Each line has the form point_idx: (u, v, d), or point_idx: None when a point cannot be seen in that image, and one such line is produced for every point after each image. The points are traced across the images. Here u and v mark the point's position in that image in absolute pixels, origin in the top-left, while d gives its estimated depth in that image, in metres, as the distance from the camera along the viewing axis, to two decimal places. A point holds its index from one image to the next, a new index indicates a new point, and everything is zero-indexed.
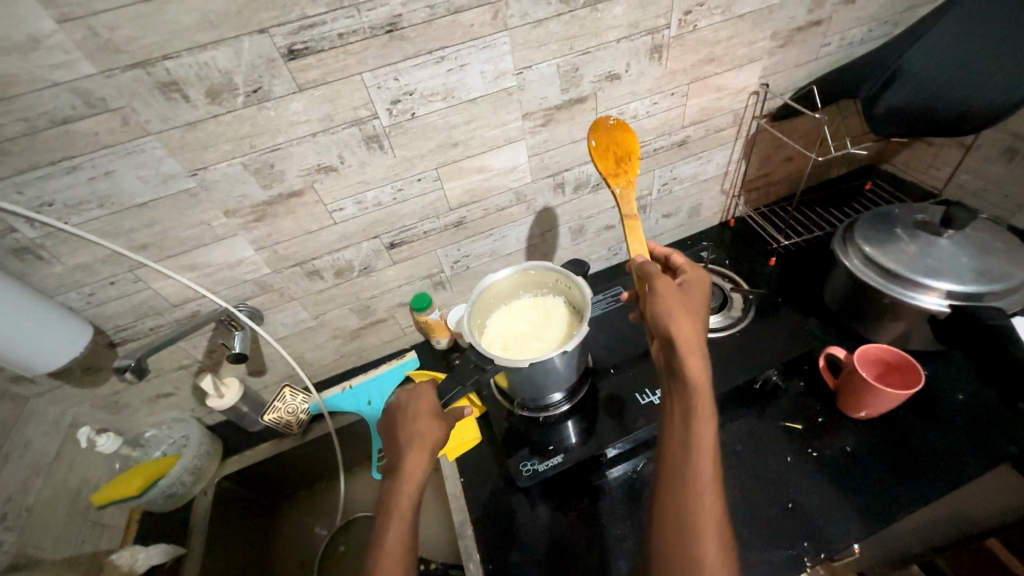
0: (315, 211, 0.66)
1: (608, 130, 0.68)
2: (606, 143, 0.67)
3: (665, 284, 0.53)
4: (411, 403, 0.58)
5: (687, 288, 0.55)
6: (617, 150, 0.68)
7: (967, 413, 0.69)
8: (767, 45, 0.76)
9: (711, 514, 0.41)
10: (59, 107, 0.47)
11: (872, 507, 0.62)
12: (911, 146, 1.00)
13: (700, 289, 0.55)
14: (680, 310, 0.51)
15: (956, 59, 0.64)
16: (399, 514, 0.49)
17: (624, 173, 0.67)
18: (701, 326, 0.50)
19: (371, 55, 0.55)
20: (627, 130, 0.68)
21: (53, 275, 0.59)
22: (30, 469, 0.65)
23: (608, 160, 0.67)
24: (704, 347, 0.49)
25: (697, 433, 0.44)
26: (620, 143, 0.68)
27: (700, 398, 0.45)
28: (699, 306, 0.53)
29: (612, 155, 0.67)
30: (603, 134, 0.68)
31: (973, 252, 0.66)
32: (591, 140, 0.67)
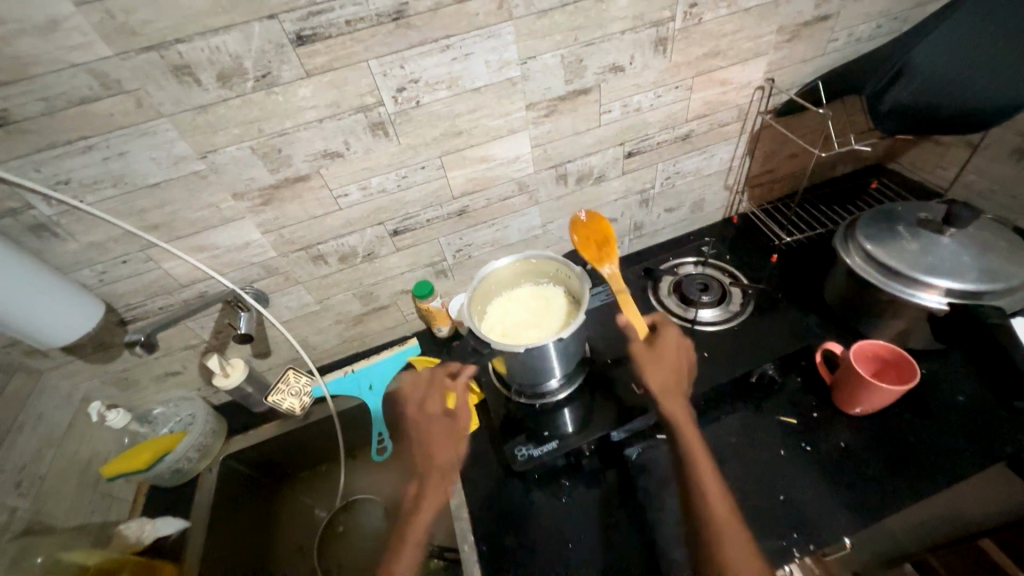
0: (321, 196, 0.67)
1: (585, 224, 0.77)
2: (587, 235, 0.76)
3: (641, 347, 0.73)
4: (425, 426, 0.76)
5: (659, 344, 0.72)
6: (597, 238, 0.76)
7: (961, 410, 0.69)
8: (773, 39, 0.76)
9: (722, 508, 0.59)
10: (76, 88, 0.49)
11: (862, 501, 0.63)
12: (918, 145, 0.99)
13: (674, 340, 0.72)
14: (650, 363, 0.71)
15: (965, 55, 0.64)
16: (416, 515, 0.69)
17: (607, 257, 0.75)
18: (681, 374, 0.69)
19: (378, 42, 0.56)
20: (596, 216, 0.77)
21: (68, 253, 0.61)
22: (42, 440, 0.67)
23: (590, 246, 0.75)
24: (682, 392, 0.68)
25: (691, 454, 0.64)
26: (596, 230, 0.76)
27: (686, 431, 0.65)
28: (670, 355, 0.71)
29: (593, 242, 0.75)
30: (581, 229, 0.77)
31: (975, 251, 0.66)
32: (574, 241, 0.75)
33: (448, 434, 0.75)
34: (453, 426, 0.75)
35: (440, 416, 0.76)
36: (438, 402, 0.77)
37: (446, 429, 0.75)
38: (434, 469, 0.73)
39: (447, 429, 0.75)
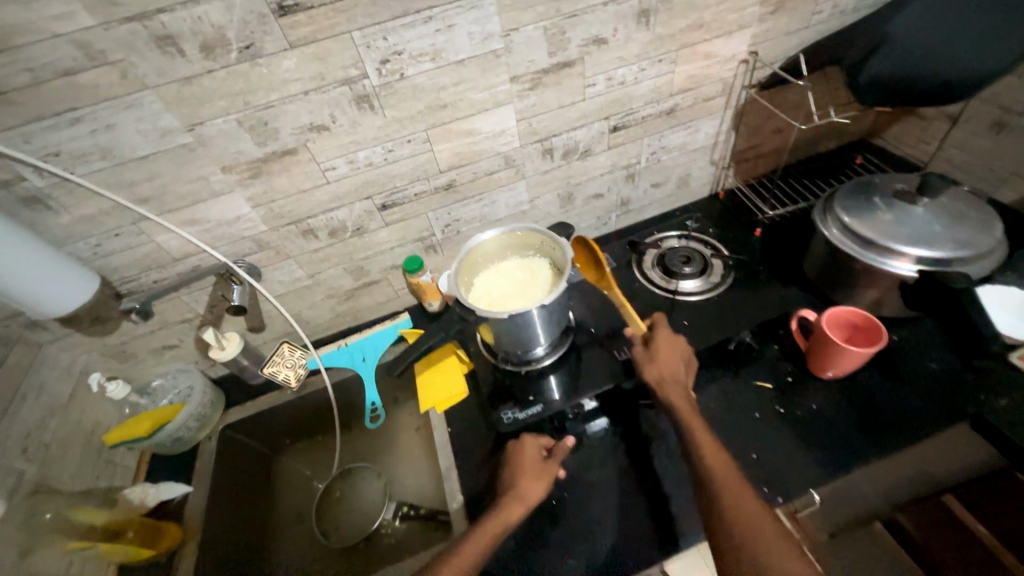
0: (309, 170, 0.68)
1: (581, 247, 0.76)
2: (585, 257, 0.77)
3: (638, 350, 0.68)
4: (518, 460, 0.66)
5: (655, 342, 0.67)
6: (592, 262, 0.75)
7: (929, 374, 0.73)
8: (757, 11, 0.76)
9: (728, 474, 0.54)
10: (61, 59, 0.50)
11: (830, 459, 0.66)
12: (903, 120, 1.00)
13: (670, 339, 0.68)
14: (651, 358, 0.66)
15: (941, 25, 0.64)
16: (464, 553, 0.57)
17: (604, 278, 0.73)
18: (680, 369, 0.66)
19: (360, 13, 0.56)
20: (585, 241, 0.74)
21: (62, 225, 0.62)
22: (46, 409, 0.70)
23: (587, 272, 0.77)
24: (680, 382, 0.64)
25: (691, 431, 0.59)
26: (590, 255, 0.74)
27: (686, 413, 0.61)
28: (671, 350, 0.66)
29: (591, 266, 0.76)
30: (579, 250, 0.77)
31: (947, 220, 0.68)
32: (576, 260, 0.79)
33: (540, 477, 0.64)
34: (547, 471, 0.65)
35: (534, 456, 0.66)
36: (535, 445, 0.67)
37: (541, 473, 0.65)
38: (512, 507, 0.61)
39: (543, 471, 0.65)
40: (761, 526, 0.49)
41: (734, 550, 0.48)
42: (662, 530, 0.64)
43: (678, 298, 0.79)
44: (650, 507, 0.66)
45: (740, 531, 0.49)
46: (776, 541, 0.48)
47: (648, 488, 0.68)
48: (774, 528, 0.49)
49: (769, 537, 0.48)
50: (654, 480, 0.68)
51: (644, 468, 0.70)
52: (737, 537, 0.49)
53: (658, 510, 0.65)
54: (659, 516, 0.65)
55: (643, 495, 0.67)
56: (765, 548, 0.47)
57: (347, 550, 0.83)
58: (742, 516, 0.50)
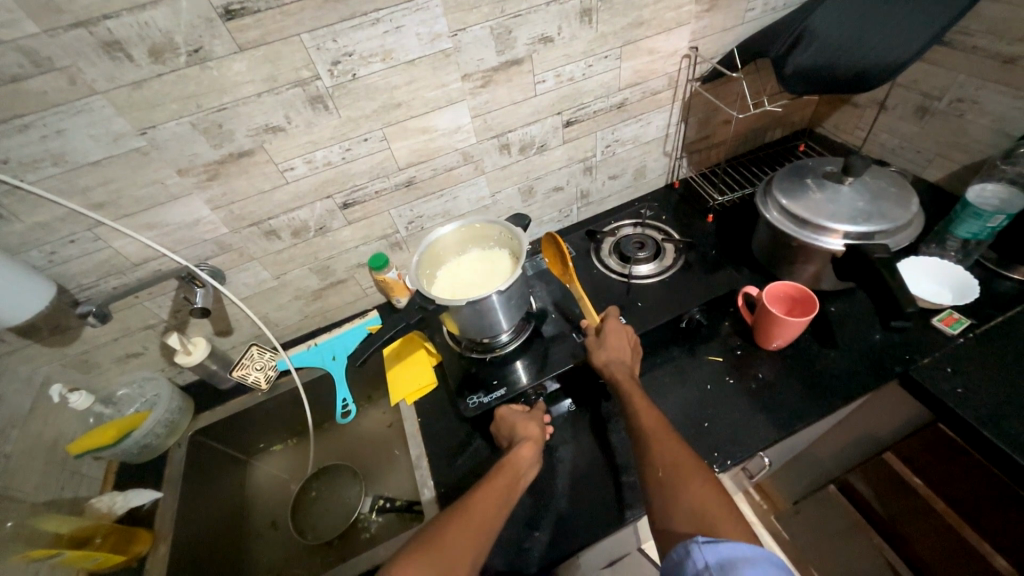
0: (268, 171, 0.70)
1: (548, 244, 0.79)
2: (553, 253, 0.80)
3: (589, 339, 0.71)
4: (510, 418, 0.70)
5: (604, 329, 0.71)
6: (558, 258, 0.78)
7: (864, 341, 0.78)
8: (693, 9, 0.81)
9: (658, 430, 0.57)
10: (6, 66, 0.50)
11: (777, 422, 0.71)
12: (839, 109, 1.07)
13: (617, 323, 0.71)
14: (598, 344, 0.70)
15: (849, 23, 0.71)
16: (484, 494, 0.56)
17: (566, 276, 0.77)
18: (626, 348, 0.69)
19: (307, 16, 0.58)
20: (549, 238, 0.77)
21: (13, 233, 0.62)
22: (6, 421, 0.69)
23: (556, 268, 0.80)
24: (623, 359, 0.68)
25: (629, 397, 0.63)
26: (555, 251, 0.77)
27: (626, 384, 0.65)
28: (617, 334, 0.70)
29: (558, 262, 0.79)
30: (548, 249, 0.80)
31: (869, 198, 0.73)
32: (546, 258, 0.83)
33: (532, 420, 0.69)
34: (535, 414, 0.71)
35: (518, 409, 0.71)
36: (514, 400, 0.73)
37: (531, 416, 0.70)
38: (525, 446, 0.64)
39: (532, 415, 0.70)
40: (681, 467, 0.52)
41: (658, 491, 0.51)
42: (623, 498, 0.67)
43: (633, 280, 0.83)
44: (611, 478, 0.69)
45: (664, 474, 0.52)
46: (694, 477, 0.50)
47: (609, 462, 0.71)
48: (694, 467, 0.51)
49: (687, 475, 0.51)
50: (614, 454, 0.72)
51: (605, 444, 0.73)
52: (660, 481, 0.52)
53: (619, 481, 0.69)
54: (621, 485, 0.68)
55: (605, 468, 0.71)
56: (684, 485, 0.50)
57: (322, 546, 0.84)
58: (666, 460, 0.53)
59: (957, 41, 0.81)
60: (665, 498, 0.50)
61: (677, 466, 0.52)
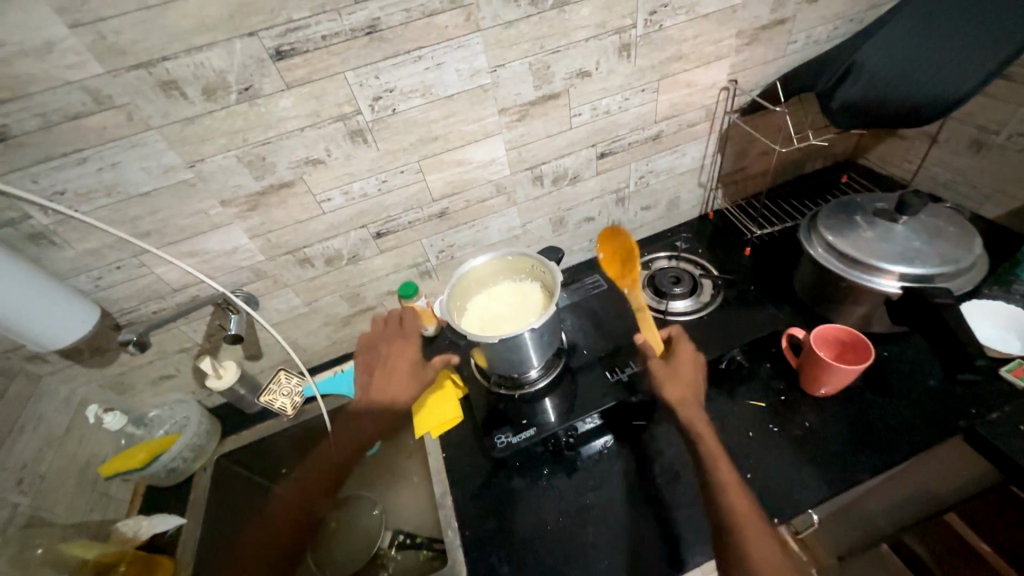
0: (305, 201, 0.70)
1: (612, 241, 0.86)
2: (613, 250, 0.87)
3: (658, 364, 0.72)
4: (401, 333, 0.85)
5: (675, 357, 0.73)
6: (621, 254, 0.85)
7: (922, 389, 0.73)
8: (733, 42, 0.80)
9: (743, 508, 0.58)
10: (70, 104, 0.53)
11: (829, 478, 0.66)
12: (885, 140, 1.03)
13: (689, 351, 0.73)
14: (667, 376, 0.71)
15: (905, 57, 0.68)
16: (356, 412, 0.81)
17: (630, 274, 0.82)
18: (697, 379, 0.71)
19: (353, 55, 0.59)
20: (619, 233, 0.83)
21: (65, 259, 0.64)
22: (43, 441, 0.70)
23: (614, 265, 0.87)
24: (693, 389, 0.70)
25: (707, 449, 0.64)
26: (619, 249, 0.85)
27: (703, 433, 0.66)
28: (689, 368, 0.72)
29: (617, 260, 0.86)
30: (609, 245, 0.87)
31: (926, 237, 0.69)
32: (602, 254, 0.89)
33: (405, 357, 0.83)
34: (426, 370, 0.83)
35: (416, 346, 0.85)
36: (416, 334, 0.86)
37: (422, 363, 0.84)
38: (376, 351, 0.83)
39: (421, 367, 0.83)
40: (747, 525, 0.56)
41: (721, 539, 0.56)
42: (660, 553, 0.62)
43: (669, 316, 0.81)
44: (647, 530, 0.65)
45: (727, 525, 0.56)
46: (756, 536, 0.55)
47: (644, 512, 0.66)
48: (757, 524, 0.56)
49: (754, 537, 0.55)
50: (650, 504, 0.67)
51: (638, 491, 0.69)
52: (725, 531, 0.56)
53: (656, 535, 0.64)
54: (659, 539, 0.64)
55: (640, 518, 0.66)
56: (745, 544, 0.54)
57: None
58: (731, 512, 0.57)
59: (1017, 74, 0.77)
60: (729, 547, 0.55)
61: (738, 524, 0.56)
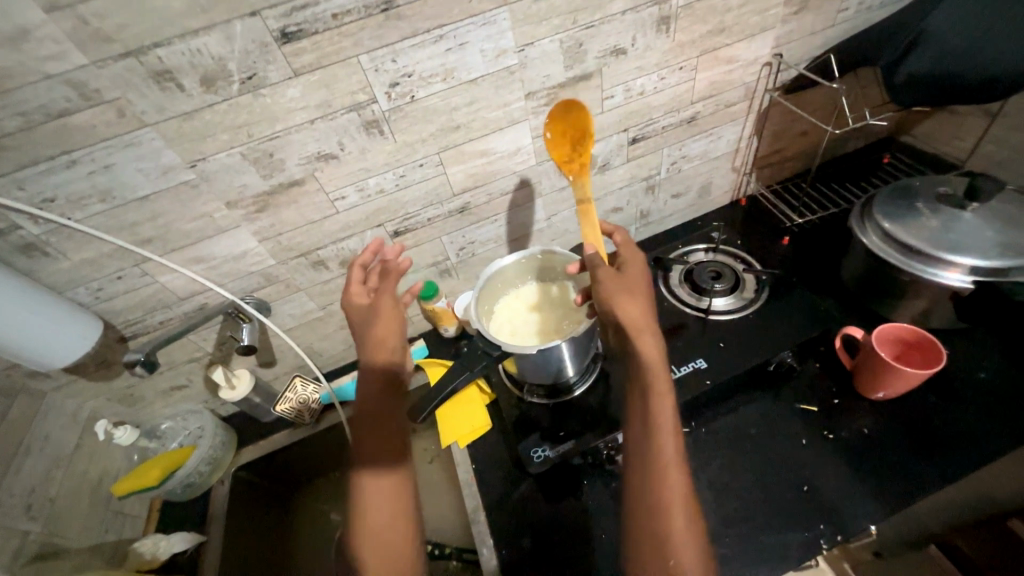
0: (318, 200, 0.65)
1: (564, 115, 0.64)
2: (562, 127, 0.65)
3: (608, 270, 0.58)
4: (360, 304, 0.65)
5: (625, 266, 0.60)
6: (573, 133, 0.65)
7: (986, 391, 0.68)
8: (780, 12, 0.72)
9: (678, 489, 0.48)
10: (53, 100, 0.47)
11: (890, 490, 0.61)
12: (934, 116, 0.95)
13: (637, 263, 0.61)
14: (620, 292, 0.56)
15: (980, 22, 0.60)
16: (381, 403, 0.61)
17: (579, 159, 0.65)
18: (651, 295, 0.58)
19: (367, 36, 0.53)
20: (577, 106, 0.63)
21: (61, 271, 0.59)
22: (52, 461, 0.67)
23: (563, 145, 0.66)
24: (649, 316, 0.56)
25: (657, 412, 0.51)
26: (572, 124, 0.64)
27: (656, 370, 0.52)
28: (640, 280, 0.59)
29: (568, 138, 0.65)
30: (557, 119, 0.65)
31: (999, 225, 0.63)
32: (547, 130, 0.66)
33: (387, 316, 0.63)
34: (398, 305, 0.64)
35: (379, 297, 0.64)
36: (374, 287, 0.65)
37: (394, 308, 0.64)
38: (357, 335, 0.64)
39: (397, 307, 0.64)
40: (675, 494, 0.47)
41: (643, 508, 0.48)
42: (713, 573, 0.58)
43: (711, 316, 0.75)
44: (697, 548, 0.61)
45: (654, 498, 0.48)
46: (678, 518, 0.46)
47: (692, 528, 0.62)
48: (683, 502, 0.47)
49: (677, 517, 0.47)
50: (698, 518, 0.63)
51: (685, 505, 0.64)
52: (647, 500, 0.48)
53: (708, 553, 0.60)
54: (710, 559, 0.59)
55: None
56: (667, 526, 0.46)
57: None
58: (657, 479, 0.48)
59: None
60: (647, 522, 0.47)
61: (669, 503, 0.47)
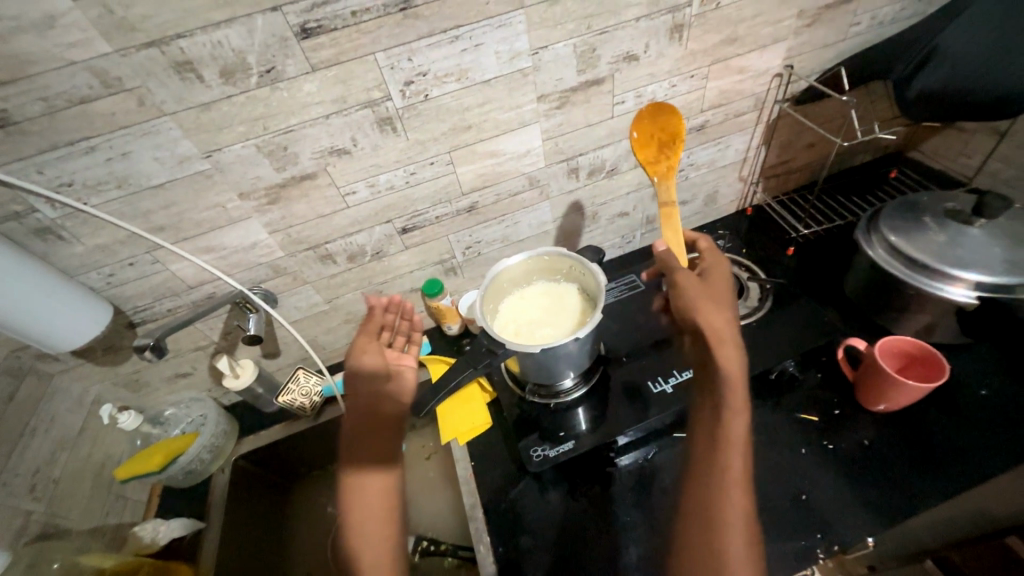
0: (329, 194, 0.65)
1: (654, 118, 0.69)
2: (650, 130, 0.69)
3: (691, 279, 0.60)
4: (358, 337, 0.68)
5: (710, 278, 0.61)
6: (660, 137, 0.69)
7: (987, 407, 0.68)
8: (793, 24, 0.73)
9: (738, 496, 0.44)
10: (76, 87, 0.48)
11: (888, 502, 0.61)
12: (941, 133, 0.95)
13: (722, 275, 0.62)
14: (703, 300, 0.58)
15: (993, 40, 0.60)
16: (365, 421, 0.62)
17: (666, 160, 0.69)
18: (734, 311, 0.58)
19: (384, 34, 0.54)
20: (671, 112, 0.68)
21: (74, 255, 0.60)
22: (57, 443, 0.68)
23: (650, 147, 0.69)
24: (733, 328, 0.55)
25: (728, 422, 0.48)
26: (663, 127, 0.69)
27: (732, 380, 0.51)
28: (724, 294, 0.59)
29: (655, 141, 0.69)
30: (647, 122, 0.69)
31: (1007, 242, 0.63)
32: (635, 129, 0.69)
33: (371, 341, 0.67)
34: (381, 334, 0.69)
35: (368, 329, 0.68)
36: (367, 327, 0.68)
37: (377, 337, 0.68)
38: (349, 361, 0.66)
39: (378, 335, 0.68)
40: (734, 502, 0.44)
41: (696, 508, 0.45)
42: None
43: None
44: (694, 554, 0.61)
45: (710, 500, 0.45)
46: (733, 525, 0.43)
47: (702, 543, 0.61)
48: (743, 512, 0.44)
49: (732, 521, 0.43)
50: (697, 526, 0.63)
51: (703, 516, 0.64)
52: (702, 502, 0.45)
53: None
54: None
55: None
56: (720, 530, 0.43)
57: None
58: (717, 483, 0.45)
59: None
60: (700, 524, 0.44)
61: (725, 508, 0.44)
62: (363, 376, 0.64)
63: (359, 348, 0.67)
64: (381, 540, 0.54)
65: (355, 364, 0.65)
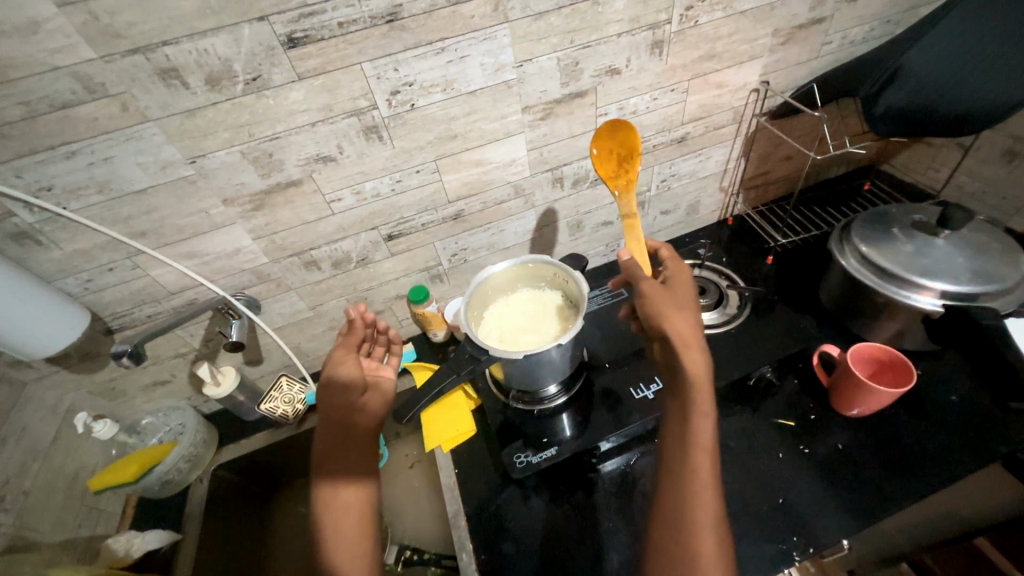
0: (314, 201, 0.66)
1: (611, 134, 0.70)
2: (609, 146, 0.70)
3: (654, 286, 0.60)
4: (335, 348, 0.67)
5: (672, 283, 0.61)
6: (620, 151, 0.70)
7: (955, 411, 0.70)
8: (768, 42, 0.76)
9: (708, 504, 0.45)
10: (58, 92, 0.47)
11: (862, 503, 0.63)
12: (910, 147, 1.00)
13: (684, 281, 0.62)
14: (668, 307, 0.57)
15: (952, 62, 0.64)
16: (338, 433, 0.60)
17: (625, 174, 0.70)
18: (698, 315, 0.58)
19: (371, 45, 0.55)
20: (628, 126, 0.69)
21: (51, 260, 0.59)
22: (28, 453, 0.66)
23: (609, 162, 0.70)
24: (698, 333, 0.56)
25: (695, 429, 0.49)
26: (621, 142, 0.69)
27: (699, 386, 0.51)
28: (686, 298, 0.59)
29: (615, 156, 0.70)
30: (606, 137, 0.70)
31: (970, 253, 0.66)
32: (595, 146, 0.71)
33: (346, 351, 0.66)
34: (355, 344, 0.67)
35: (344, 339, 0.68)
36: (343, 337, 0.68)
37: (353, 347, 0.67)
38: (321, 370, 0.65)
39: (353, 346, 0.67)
40: (703, 510, 0.44)
41: (667, 519, 0.45)
42: None
43: None
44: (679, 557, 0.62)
45: (681, 509, 0.45)
46: (705, 535, 0.43)
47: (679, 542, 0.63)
48: (713, 521, 0.44)
49: (703, 532, 0.43)
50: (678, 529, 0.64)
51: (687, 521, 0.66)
52: (672, 511, 0.45)
53: None
54: None
55: None
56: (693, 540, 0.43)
57: None
58: (687, 491, 0.46)
59: None
60: (671, 535, 0.44)
61: (696, 518, 0.44)
62: (335, 387, 0.62)
63: (333, 360, 0.65)
64: (352, 550, 0.52)
65: (328, 374, 0.64)
